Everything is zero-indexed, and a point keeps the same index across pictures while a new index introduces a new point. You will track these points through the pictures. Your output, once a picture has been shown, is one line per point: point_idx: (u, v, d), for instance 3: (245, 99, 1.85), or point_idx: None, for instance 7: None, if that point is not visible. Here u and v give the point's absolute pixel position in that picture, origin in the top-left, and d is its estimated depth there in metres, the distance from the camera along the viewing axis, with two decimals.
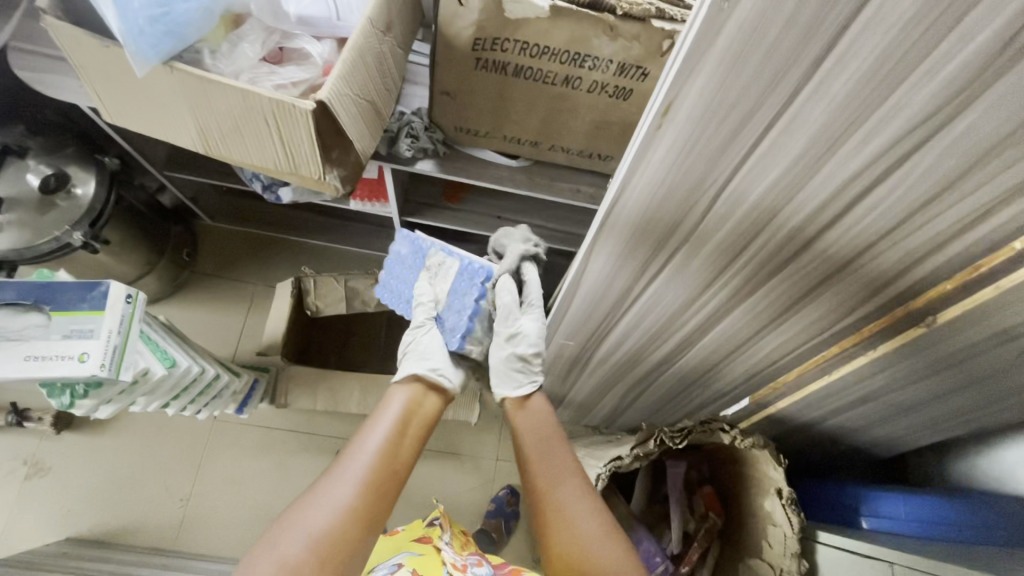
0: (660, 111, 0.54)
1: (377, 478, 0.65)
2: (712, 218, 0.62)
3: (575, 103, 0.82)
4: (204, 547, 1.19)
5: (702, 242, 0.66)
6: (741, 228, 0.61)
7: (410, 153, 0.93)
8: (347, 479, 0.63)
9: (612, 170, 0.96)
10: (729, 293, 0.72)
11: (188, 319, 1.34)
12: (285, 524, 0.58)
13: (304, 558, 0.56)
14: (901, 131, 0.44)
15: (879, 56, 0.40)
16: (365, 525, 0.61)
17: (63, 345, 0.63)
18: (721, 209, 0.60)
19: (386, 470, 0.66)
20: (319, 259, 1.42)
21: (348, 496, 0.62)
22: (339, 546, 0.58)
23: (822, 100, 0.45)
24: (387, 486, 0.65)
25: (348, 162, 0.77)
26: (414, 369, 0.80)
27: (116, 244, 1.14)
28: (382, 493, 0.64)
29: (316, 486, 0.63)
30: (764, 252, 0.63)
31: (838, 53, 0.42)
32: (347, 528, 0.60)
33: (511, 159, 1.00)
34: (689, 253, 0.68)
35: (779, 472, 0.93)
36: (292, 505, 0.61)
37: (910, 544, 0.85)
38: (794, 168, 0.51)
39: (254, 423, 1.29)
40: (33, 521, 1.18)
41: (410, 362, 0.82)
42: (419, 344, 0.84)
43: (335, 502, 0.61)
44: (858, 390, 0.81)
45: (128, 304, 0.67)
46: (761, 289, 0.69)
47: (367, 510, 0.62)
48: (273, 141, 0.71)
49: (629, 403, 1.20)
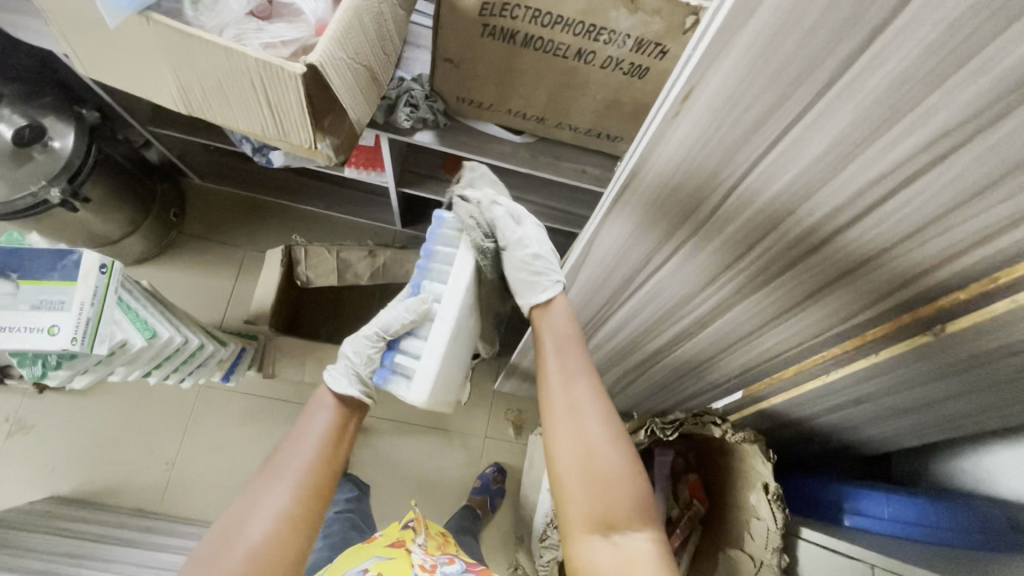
0: (677, 102, 0.50)
1: (315, 481, 0.62)
2: (725, 210, 0.58)
3: (586, 79, 0.77)
4: (190, 510, 1.20)
5: (712, 234, 0.62)
6: (754, 224, 0.57)
7: (408, 124, 0.87)
8: (284, 484, 0.61)
9: (618, 150, 0.92)
10: (732, 288, 0.69)
11: (173, 282, 1.31)
12: (224, 534, 0.57)
13: (240, 573, 0.54)
14: (935, 134, 0.41)
15: (922, 53, 0.36)
16: (303, 531, 0.59)
17: (32, 317, 0.60)
18: (735, 203, 0.56)
19: (325, 471, 0.64)
20: (311, 226, 1.38)
21: (285, 503, 0.59)
22: (281, 555, 0.57)
23: (856, 94, 0.41)
24: (324, 484, 0.63)
25: (342, 129, 0.72)
26: (338, 388, 0.70)
27: (99, 202, 1.08)
28: (321, 495, 0.62)
29: (250, 493, 0.60)
30: (773, 250, 0.59)
31: (880, 45, 0.38)
32: (287, 535, 0.58)
33: (515, 134, 0.94)
34: (697, 245, 0.65)
35: (767, 466, 0.96)
36: (228, 510, 0.60)
37: (893, 545, 0.86)
38: (816, 166, 0.48)
39: (242, 390, 1.28)
40: (16, 478, 1.17)
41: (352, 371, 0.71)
42: (360, 351, 0.71)
43: (271, 511, 0.58)
44: (854, 391, 0.79)
45: (103, 274, 0.63)
46: (765, 288, 0.65)
47: (307, 514, 0.60)
48: (260, 106, 0.66)
49: (620, 388, 1.19)
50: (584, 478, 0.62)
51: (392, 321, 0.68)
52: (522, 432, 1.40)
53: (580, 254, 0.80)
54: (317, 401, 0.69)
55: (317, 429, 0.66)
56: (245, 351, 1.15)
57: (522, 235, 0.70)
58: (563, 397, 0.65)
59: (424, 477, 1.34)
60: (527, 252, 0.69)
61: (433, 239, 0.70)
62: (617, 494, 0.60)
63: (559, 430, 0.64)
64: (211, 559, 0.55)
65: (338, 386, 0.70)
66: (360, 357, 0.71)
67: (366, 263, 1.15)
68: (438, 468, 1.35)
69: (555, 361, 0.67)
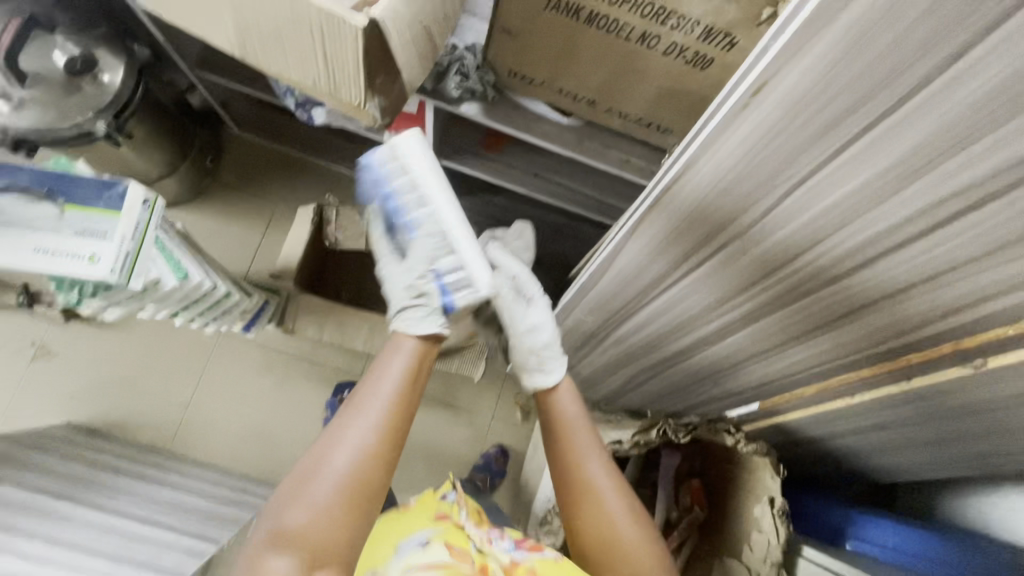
0: (751, 91, 0.49)
1: (394, 421, 0.60)
2: (774, 217, 0.55)
3: (647, 66, 0.75)
4: (199, 453, 1.22)
5: (756, 241, 0.60)
6: (801, 234, 0.55)
7: (457, 93, 0.86)
8: (365, 419, 0.59)
9: (667, 143, 0.89)
10: (765, 300, 0.66)
11: (204, 228, 1.32)
12: (309, 466, 0.57)
13: (331, 504, 0.55)
14: (1016, 159, 0.37)
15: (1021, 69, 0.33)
16: (384, 469, 0.59)
17: (73, 243, 0.60)
18: (785, 210, 0.54)
19: (403, 411, 0.61)
20: (344, 188, 1.38)
21: (368, 439, 0.58)
22: (364, 486, 0.57)
23: (939, 106, 0.38)
24: (403, 428, 0.61)
25: (391, 90, 0.72)
26: (430, 327, 0.67)
27: (140, 140, 1.09)
28: (399, 434, 0.61)
29: (334, 426, 0.59)
30: (817, 265, 0.56)
31: (975, 57, 0.35)
32: (371, 472, 0.57)
33: (562, 116, 0.92)
34: (739, 250, 0.62)
35: (776, 481, 0.99)
36: (311, 445, 0.59)
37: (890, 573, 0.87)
38: (878, 179, 0.45)
39: (260, 342, 1.30)
40: (36, 401, 1.20)
41: (422, 319, 0.67)
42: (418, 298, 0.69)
43: (354, 445, 0.58)
44: (876, 418, 0.77)
45: (146, 208, 0.63)
46: (801, 304, 0.63)
47: (387, 453, 0.59)
48: (316, 56, 0.66)
49: (634, 386, 1.18)
50: (606, 549, 0.66)
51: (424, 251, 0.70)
52: (530, 417, 1.40)
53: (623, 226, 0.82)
54: (397, 333, 0.67)
55: (395, 370, 0.63)
56: (267, 306, 1.16)
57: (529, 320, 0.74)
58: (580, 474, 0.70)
59: (427, 449, 1.35)
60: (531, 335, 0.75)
61: (390, 172, 0.71)
62: (636, 558, 0.66)
63: (575, 502, 0.70)
64: (301, 488, 0.55)
65: (411, 326, 0.67)
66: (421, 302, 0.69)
67: None
68: (442, 443, 1.35)
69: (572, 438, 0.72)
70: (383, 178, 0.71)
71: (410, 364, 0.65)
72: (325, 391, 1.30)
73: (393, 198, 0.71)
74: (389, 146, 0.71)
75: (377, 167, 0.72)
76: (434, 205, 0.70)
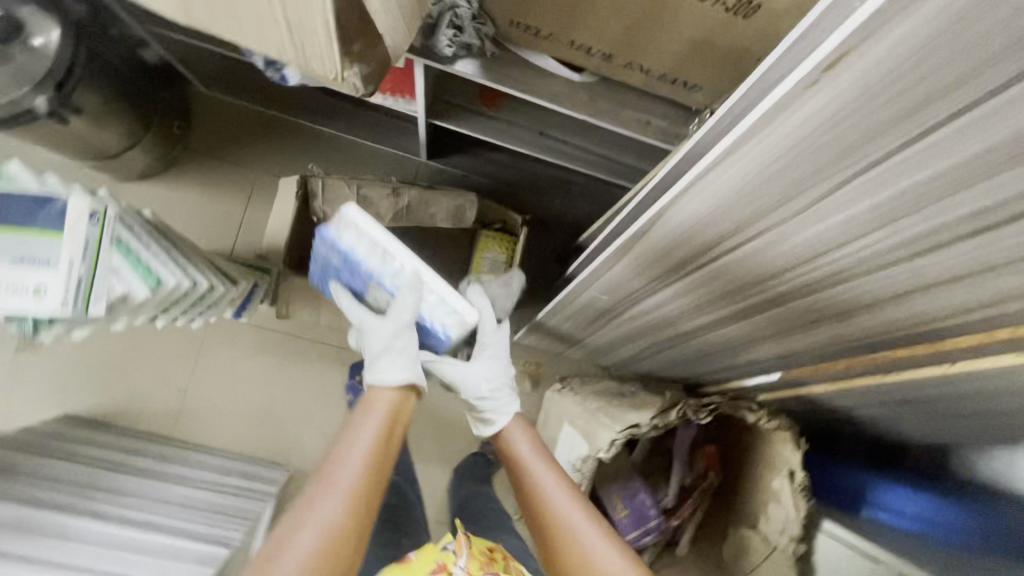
0: (821, 65, 0.37)
1: (363, 489, 0.59)
2: (819, 210, 0.46)
3: (678, 12, 0.62)
4: (203, 438, 1.20)
5: (793, 233, 0.51)
6: (850, 228, 0.46)
7: (450, 51, 0.72)
8: (332, 491, 0.58)
9: (693, 101, 0.78)
10: (807, 292, 0.59)
11: (182, 202, 1.21)
12: (273, 550, 0.55)
13: None
14: None
15: None
16: (353, 543, 0.57)
17: (13, 273, 0.52)
18: (839, 202, 0.44)
19: (373, 478, 0.61)
20: (328, 150, 1.26)
21: (334, 512, 0.57)
22: (329, 565, 0.54)
23: None
24: (373, 497, 0.60)
25: (371, 55, 0.61)
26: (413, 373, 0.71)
27: (95, 112, 0.96)
28: (369, 503, 0.60)
29: (301, 502, 0.58)
30: (869, 258, 0.48)
31: None
32: (336, 548, 0.55)
33: (575, 73, 0.79)
34: (771, 241, 0.53)
35: (796, 455, 0.96)
36: (277, 525, 0.57)
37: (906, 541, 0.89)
38: (960, 169, 0.35)
39: (255, 322, 1.24)
40: (28, 394, 1.16)
41: (395, 365, 0.70)
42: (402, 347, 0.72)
43: (318, 520, 0.56)
44: (917, 392, 0.74)
45: (93, 225, 0.54)
46: (853, 296, 0.56)
47: (356, 524, 0.58)
48: (276, 19, 0.53)
49: (649, 356, 1.13)
50: None
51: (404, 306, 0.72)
52: (540, 385, 1.37)
53: (652, 197, 0.72)
54: (371, 394, 0.69)
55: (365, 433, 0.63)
56: (257, 288, 1.08)
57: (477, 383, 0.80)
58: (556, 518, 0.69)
59: (436, 421, 1.32)
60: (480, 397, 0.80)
61: (350, 240, 0.72)
62: None
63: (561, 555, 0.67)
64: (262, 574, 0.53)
65: (382, 376, 0.70)
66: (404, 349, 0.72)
67: (388, 203, 1.04)
68: (451, 414, 1.33)
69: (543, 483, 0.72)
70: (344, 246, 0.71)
71: (380, 427, 0.65)
72: (328, 369, 1.26)
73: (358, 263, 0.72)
74: (343, 222, 0.71)
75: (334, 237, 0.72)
76: (402, 265, 0.72)
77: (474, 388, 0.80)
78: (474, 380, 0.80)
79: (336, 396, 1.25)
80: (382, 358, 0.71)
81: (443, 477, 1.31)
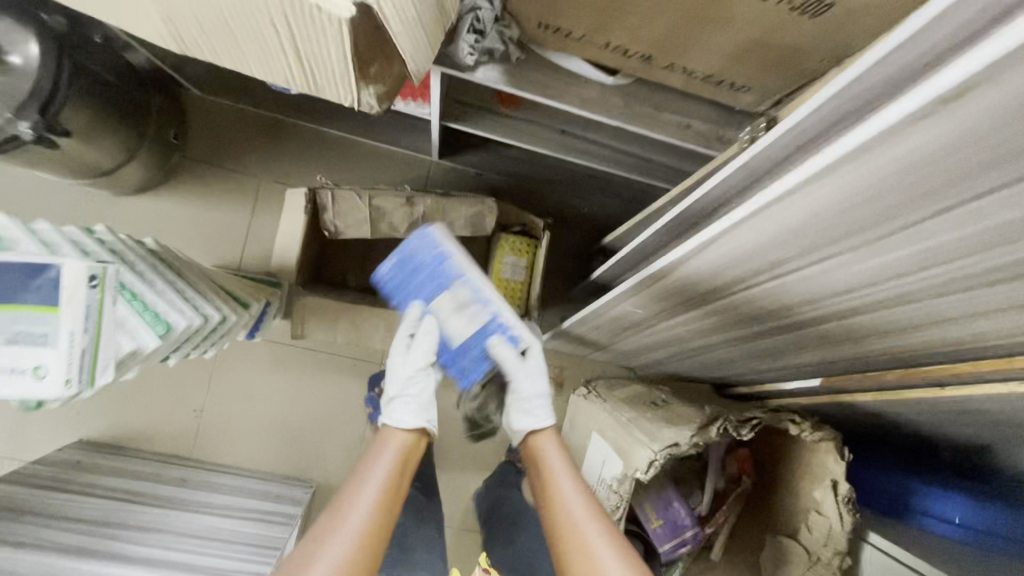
0: (939, 94, 0.29)
1: (374, 526, 0.61)
2: (922, 254, 0.40)
3: (734, 11, 0.55)
4: (223, 458, 1.17)
5: (884, 274, 0.44)
6: (961, 274, 0.40)
7: (472, 59, 0.65)
8: (344, 527, 0.60)
9: (739, 103, 0.71)
10: (879, 323, 0.54)
11: (183, 215, 1.15)
12: None
13: None
14: None
15: None
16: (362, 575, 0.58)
17: (9, 354, 0.47)
18: (948, 246, 0.38)
19: (383, 516, 0.63)
20: (335, 152, 1.19)
21: (345, 548, 0.58)
22: None
23: None
24: (382, 533, 0.62)
25: (390, 74, 0.54)
26: (421, 418, 0.74)
27: (86, 128, 0.89)
28: (378, 539, 0.61)
29: (313, 537, 0.60)
30: (975, 300, 0.42)
31: None
32: None
33: (610, 75, 0.71)
34: (855, 281, 0.47)
35: (840, 466, 0.92)
36: (290, 557, 0.59)
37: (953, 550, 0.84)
38: None
39: (269, 336, 1.20)
40: (42, 421, 1.13)
41: (410, 411, 0.74)
42: (418, 389, 0.76)
43: (329, 556, 0.57)
44: (980, 412, 0.69)
45: (93, 288, 0.49)
46: (931, 329, 0.51)
47: (366, 558, 0.59)
48: (285, 49, 0.49)
49: (680, 360, 1.09)
50: None
51: (487, 305, 0.77)
52: (563, 388, 1.34)
53: (699, 215, 0.66)
54: (384, 434, 0.72)
55: (379, 471, 0.66)
56: (270, 306, 1.03)
57: (534, 378, 0.79)
58: (567, 528, 0.66)
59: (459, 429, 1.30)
60: (535, 393, 0.79)
61: (444, 246, 0.77)
62: None
63: (570, 560, 0.63)
64: None
65: (398, 420, 0.73)
66: (418, 391, 0.76)
67: (404, 213, 0.99)
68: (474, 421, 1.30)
69: (552, 493, 0.70)
70: (438, 251, 0.76)
71: (393, 463, 0.68)
72: (345, 381, 1.22)
73: (449, 267, 0.76)
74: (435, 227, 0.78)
75: (430, 242, 0.76)
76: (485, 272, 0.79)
77: (523, 391, 0.78)
78: (526, 382, 0.79)
79: (357, 410, 1.21)
80: (397, 399, 0.75)
81: (468, 485, 1.29)
